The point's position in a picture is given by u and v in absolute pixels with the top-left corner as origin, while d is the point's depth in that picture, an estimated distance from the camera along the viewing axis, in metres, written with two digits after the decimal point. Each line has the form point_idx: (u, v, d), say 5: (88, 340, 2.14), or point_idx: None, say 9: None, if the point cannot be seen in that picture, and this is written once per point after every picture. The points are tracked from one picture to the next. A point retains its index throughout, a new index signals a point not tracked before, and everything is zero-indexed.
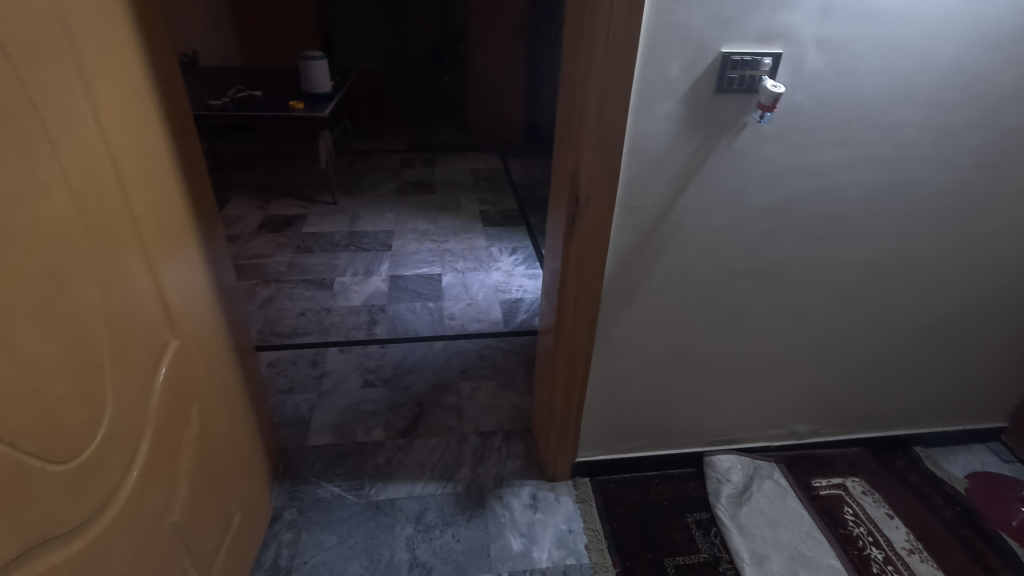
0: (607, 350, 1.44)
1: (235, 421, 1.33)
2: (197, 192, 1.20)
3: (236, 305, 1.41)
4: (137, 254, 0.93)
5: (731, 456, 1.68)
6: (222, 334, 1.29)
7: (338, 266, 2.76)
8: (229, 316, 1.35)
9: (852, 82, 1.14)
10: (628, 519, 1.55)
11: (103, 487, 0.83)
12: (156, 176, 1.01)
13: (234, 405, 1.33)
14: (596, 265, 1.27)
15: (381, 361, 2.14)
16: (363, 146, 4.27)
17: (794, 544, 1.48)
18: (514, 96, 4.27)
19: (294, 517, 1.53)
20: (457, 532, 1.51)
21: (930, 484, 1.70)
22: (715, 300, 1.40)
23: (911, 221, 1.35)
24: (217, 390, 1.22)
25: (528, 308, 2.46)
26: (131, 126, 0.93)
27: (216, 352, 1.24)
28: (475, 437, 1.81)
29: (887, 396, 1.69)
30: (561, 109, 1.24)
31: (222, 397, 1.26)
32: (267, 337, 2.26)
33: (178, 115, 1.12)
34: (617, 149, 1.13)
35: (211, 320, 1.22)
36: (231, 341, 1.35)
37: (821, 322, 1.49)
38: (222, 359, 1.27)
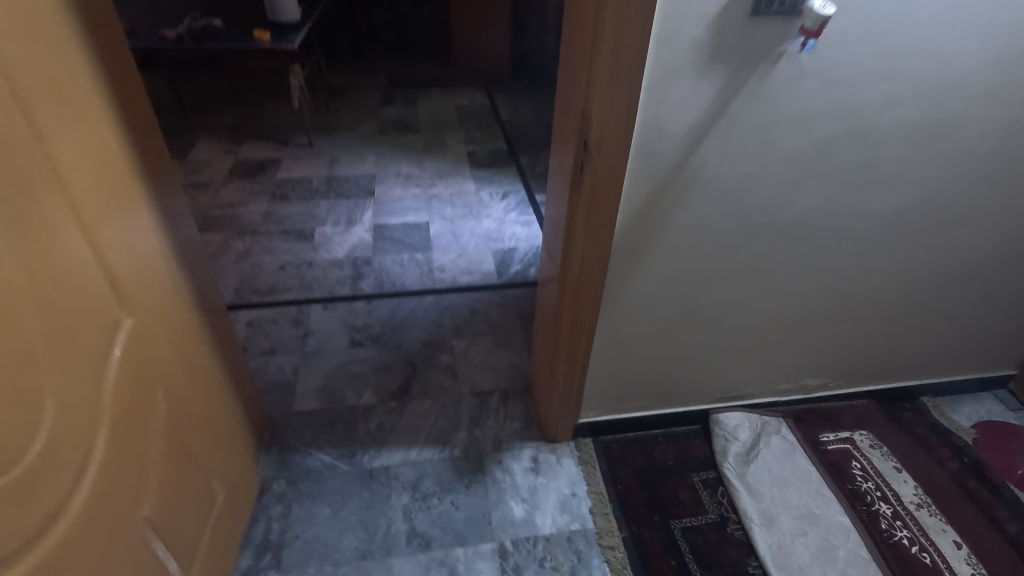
0: (616, 309, 1.33)
1: (212, 396, 1.21)
2: (143, 140, 1.02)
3: (203, 267, 1.26)
4: (70, 219, 0.77)
5: (739, 413, 1.62)
6: (188, 302, 1.15)
7: (319, 215, 2.58)
8: (195, 282, 1.20)
9: (908, 4, 0.97)
10: (634, 481, 1.50)
11: (54, 493, 0.72)
12: (87, 123, 0.84)
13: (210, 379, 1.21)
14: (607, 220, 1.14)
15: (369, 319, 2.01)
16: (339, 82, 3.96)
17: (802, 503, 1.45)
18: (500, 25, 3.93)
19: (284, 490, 1.45)
20: (456, 500, 1.44)
21: (937, 435, 1.67)
22: (733, 254, 1.28)
23: (952, 164, 1.22)
24: (187, 364, 1.10)
25: (522, 258, 2.32)
26: (46, 60, 0.75)
27: (183, 323, 1.10)
28: (471, 398, 1.72)
29: (902, 349, 1.62)
30: (568, 38, 1.06)
31: (196, 374, 1.14)
32: (245, 295, 2.11)
33: (112, 47, 0.93)
34: (634, 86, 0.97)
35: (173, 287, 1.07)
36: (200, 308, 1.21)
37: (843, 275, 1.39)
38: (190, 329, 1.13)
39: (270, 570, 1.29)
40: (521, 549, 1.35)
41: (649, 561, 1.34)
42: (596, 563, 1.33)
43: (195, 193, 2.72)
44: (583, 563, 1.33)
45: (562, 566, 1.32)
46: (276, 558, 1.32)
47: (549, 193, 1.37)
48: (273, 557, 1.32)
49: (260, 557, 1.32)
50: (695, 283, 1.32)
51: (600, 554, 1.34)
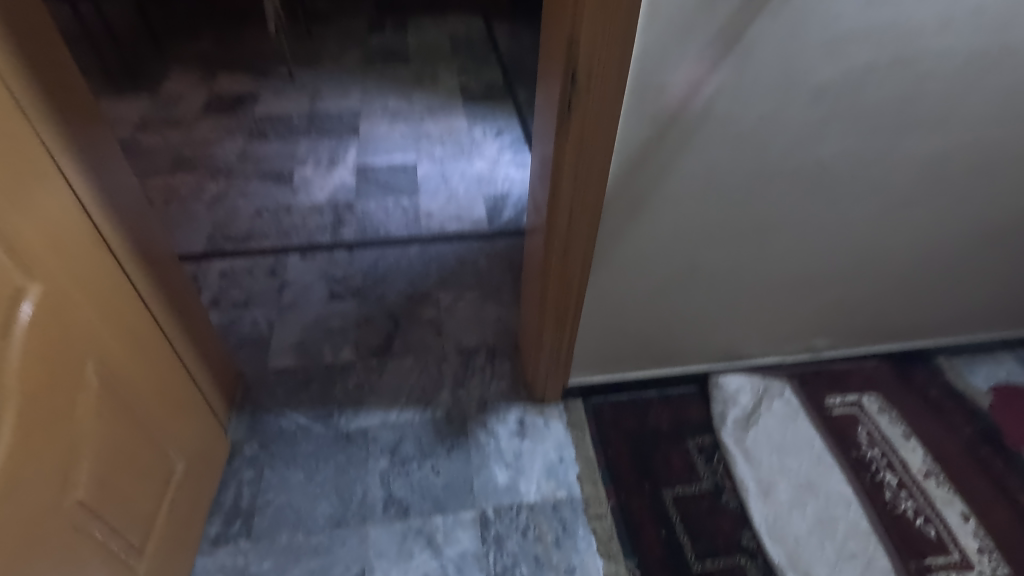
0: (609, 266, 1.20)
1: (163, 363, 1.11)
2: (48, 72, 0.86)
3: (145, 220, 1.12)
4: None
5: (740, 375, 1.51)
6: (124, 260, 1.02)
7: (298, 155, 2.40)
8: (135, 237, 1.07)
9: None
10: (625, 447, 1.42)
11: None
12: None
13: (160, 344, 1.10)
14: (599, 168, 0.99)
15: (349, 270, 1.89)
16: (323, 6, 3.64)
17: (803, 471, 1.36)
18: None
19: (255, 453, 1.38)
20: (436, 465, 1.37)
21: (951, 399, 1.56)
22: (742, 207, 1.13)
23: (1006, 102, 1.04)
24: (126, 331, 0.99)
25: (515, 203, 2.16)
26: None
27: (118, 285, 0.98)
28: (455, 356, 1.62)
29: (922, 308, 1.48)
30: None
31: (139, 339, 1.03)
32: (218, 243, 1.98)
33: None
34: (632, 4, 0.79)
35: (101, 245, 0.94)
36: (143, 266, 1.09)
37: (865, 230, 1.24)
38: (129, 292, 1.02)
39: (240, 537, 1.24)
40: (503, 518, 1.28)
41: (637, 531, 1.27)
42: (582, 533, 1.26)
43: (166, 130, 2.53)
44: (567, 533, 1.26)
45: (545, 536, 1.26)
46: (246, 525, 1.26)
47: (536, 134, 1.20)
48: (242, 523, 1.26)
49: (230, 524, 1.26)
50: (697, 239, 1.18)
51: (586, 524, 1.28)
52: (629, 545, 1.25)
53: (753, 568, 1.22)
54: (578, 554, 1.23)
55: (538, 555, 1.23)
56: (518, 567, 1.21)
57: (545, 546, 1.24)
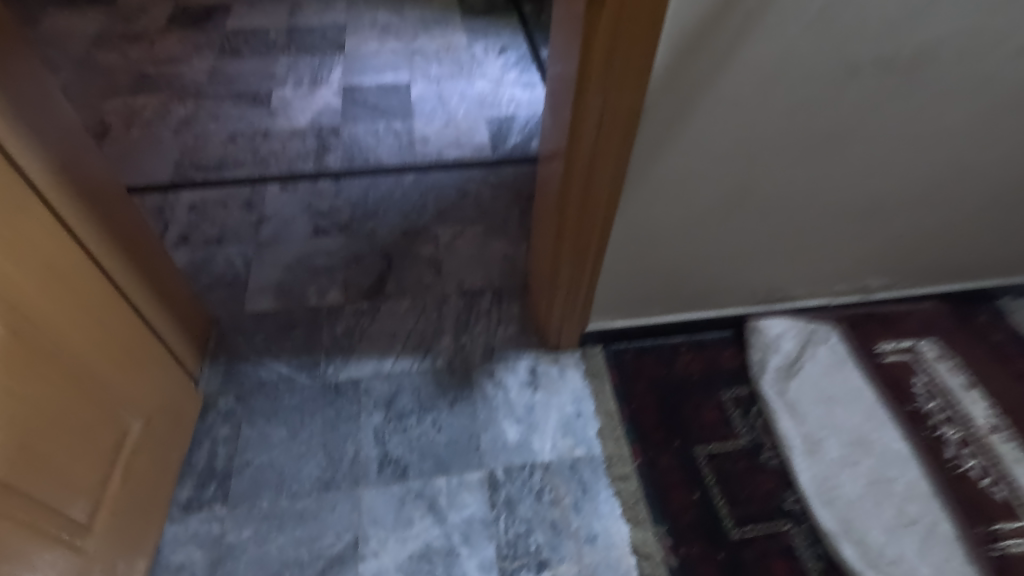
0: (644, 188, 0.99)
1: (109, 307, 0.92)
2: None
3: (72, 129, 0.90)
4: None
5: (783, 319, 1.32)
6: (43, 176, 0.81)
7: (276, 74, 2.12)
8: (60, 149, 0.85)
9: None
10: (651, 399, 1.25)
11: None
12: None
13: (103, 286, 0.91)
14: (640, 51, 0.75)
15: (336, 202, 1.67)
16: None
17: (854, 427, 1.20)
18: None
19: (232, 408, 1.21)
20: (437, 420, 1.21)
21: (1017, 344, 1.38)
22: (816, 109, 0.90)
23: None
24: (49, 267, 0.79)
25: (522, 128, 1.91)
26: None
27: (35, 209, 0.78)
28: (457, 298, 1.43)
29: (997, 242, 1.28)
30: None
31: (68, 279, 0.83)
32: (188, 172, 1.75)
33: None
34: None
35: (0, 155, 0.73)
36: (74, 186, 0.88)
37: (957, 142, 1.01)
38: (52, 218, 0.81)
39: (215, 502, 1.08)
40: (514, 480, 1.13)
41: (667, 494, 1.11)
42: (604, 496, 1.11)
43: (126, 46, 2.24)
44: (588, 497, 1.11)
45: (563, 500, 1.10)
46: (222, 488, 1.10)
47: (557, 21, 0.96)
48: (218, 487, 1.10)
49: (203, 487, 1.10)
50: (755, 152, 0.96)
51: (608, 486, 1.12)
52: (658, 509, 1.09)
53: (800, 535, 1.07)
54: (600, 519, 1.08)
55: (556, 521, 1.08)
56: (533, 534, 1.06)
57: (563, 511, 1.09)
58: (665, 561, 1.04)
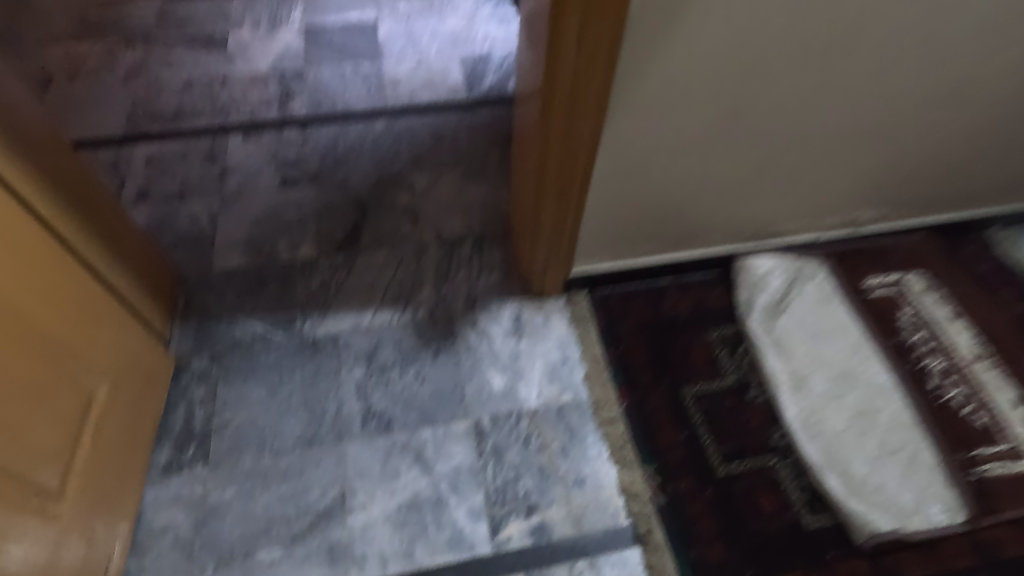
0: (632, 100, 0.90)
1: (59, 273, 0.87)
2: None
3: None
4: None
5: (773, 256, 1.29)
6: None
7: (230, 14, 1.96)
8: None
9: None
10: (638, 341, 1.23)
11: None
12: None
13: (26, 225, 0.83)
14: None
15: (302, 148, 1.58)
16: None
17: (840, 361, 1.19)
18: None
19: (207, 367, 1.17)
20: (421, 372, 1.18)
21: (1001, 274, 1.36)
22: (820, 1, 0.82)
23: None
24: None
25: (499, 65, 1.78)
26: None
27: None
28: (437, 246, 1.38)
29: (984, 170, 1.25)
30: None
31: (13, 250, 0.79)
32: (142, 124, 1.64)
33: None
34: None
35: None
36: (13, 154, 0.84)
37: (965, 42, 0.95)
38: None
39: (195, 463, 1.06)
40: (500, 428, 1.11)
41: (655, 433, 1.11)
42: (592, 440, 1.11)
43: None
44: (575, 441, 1.10)
45: (550, 445, 1.10)
46: (201, 449, 1.07)
47: None
48: (198, 447, 1.08)
49: (182, 449, 1.07)
50: (764, 36, 0.85)
51: (596, 429, 1.12)
52: (645, 449, 1.09)
53: (785, 469, 1.08)
54: (588, 462, 1.08)
55: (543, 466, 1.07)
56: (521, 480, 1.06)
57: (551, 457, 1.08)
58: (653, 500, 1.04)
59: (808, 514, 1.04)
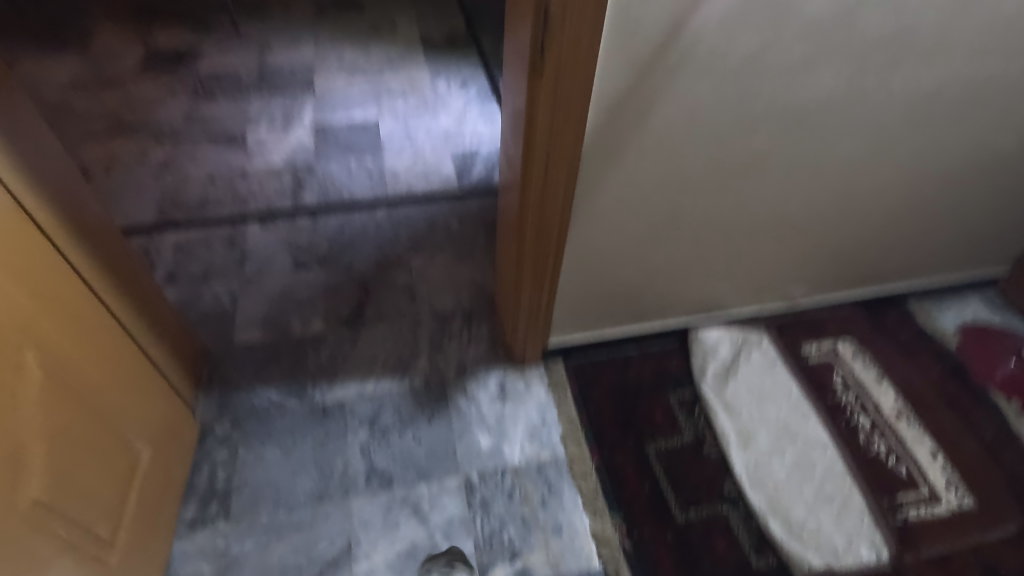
0: (589, 210, 1.13)
1: (125, 355, 1.04)
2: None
3: (89, 203, 1.04)
4: None
5: (720, 327, 1.51)
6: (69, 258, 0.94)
7: (249, 115, 2.23)
8: (84, 227, 1.00)
9: None
10: (607, 403, 1.41)
11: None
12: None
13: (103, 313, 1.00)
14: (571, 133, 0.94)
15: (313, 234, 1.80)
16: None
17: (781, 419, 1.38)
18: None
19: (228, 432, 1.33)
20: (417, 433, 1.34)
21: (921, 340, 1.57)
22: (731, 142, 1.06)
23: (988, 39, 1.00)
24: (81, 330, 0.93)
25: (486, 160, 2.05)
26: None
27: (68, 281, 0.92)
28: (431, 321, 1.58)
29: (893, 255, 1.49)
30: None
31: (95, 338, 0.96)
32: (170, 213, 1.86)
33: None
34: None
35: (44, 245, 0.87)
36: (98, 259, 1.03)
37: (859, 165, 1.19)
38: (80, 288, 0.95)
39: (218, 519, 1.20)
40: (488, 483, 1.27)
41: (622, 486, 1.27)
42: (568, 492, 1.26)
43: (101, 91, 2.32)
44: (553, 494, 1.26)
45: (531, 498, 1.25)
46: (224, 506, 1.22)
47: (504, 104, 1.17)
48: (220, 504, 1.22)
49: (207, 506, 1.22)
50: (691, 166, 1.09)
51: (571, 483, 1.28)
52: (614, 500, 1.25)
53: (736, 516, 1.24)
54: (565, 512, 1.24)
55: (525, 516, 1.23)
56: (506, 529, 1.21)
57: (532, 508, 1.24)
58: (621, 545, 1.19)
59: (755, 555, 1.20)
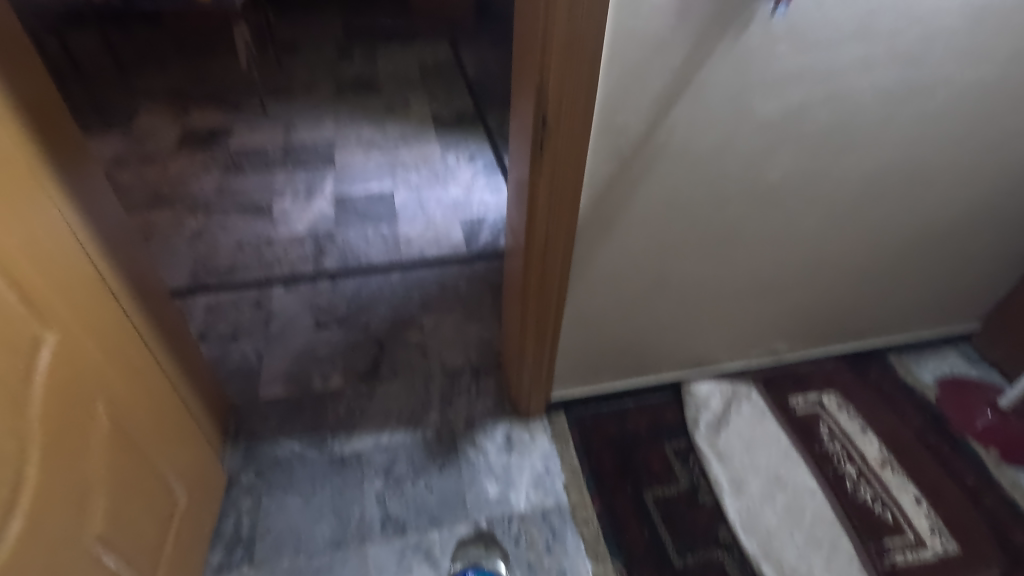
0: (585, 275, 1.27)
1: (170, 406, 1.16)
2: (63, 148, 0.94)
3: (148, 273, 1.19)
4: None
5: (711, 381, 1.62)
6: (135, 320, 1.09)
7: (275, 187, 2.44)
8: (143, 291, 1.15)
9: None
10: (607, 453, 1.50)
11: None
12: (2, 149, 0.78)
13: (156, 370, 1.12)
14: (566, 210, 1.10)
15: (332, 296, 1.95)
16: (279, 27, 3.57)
17: (772, 468, 1.46)
18: None
19: (253, 481, 1.43)
20: (429, 482, 1.43)
21: (902, 393, 1.67)
22: (708, 216, 1.21)
23: (923, 128, 1.17)
24: (139, 383, 1.05)
25: (492, 227, 2.22)
26: None
27: (132, 340, 1.05)
28: (442, 376, 1.69)
29: (868, 313, 1.61)
30: (520, 15, 1.00)
31: (150, 391, 1.08)
32: (202, 277, 2.02)
33: (30, 78, 0.88)
34: (593, 70, 0.90)
35: (117, 308, 1.02)
36: (154, 321, 1.17)
37: (824, 236, 1.34)
38: (140, 346, 1.08)
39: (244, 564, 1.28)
40: (496, 530, 1.35)
41: (622, 532, 1.35)
42: (571, 538, 1.34)
43: (140, 167, 2.55)
44: (557, 540, 1.34)
45: (537, 543, 1.33)
46: (248, 552, 1.30)
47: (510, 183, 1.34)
48: (245, 550, 1.30)
49: (233, 552, 1.30)
50: (675, 237, 1.24)
51: (574, 530, 1.36)
52: (615, 546, 1.33)
53: (730, 561, 1.32)
54: (568, 557, 1.31)
55: (531, 562, 1.30)
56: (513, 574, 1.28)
57: (537, 553, 1.32)
58: None
59: None
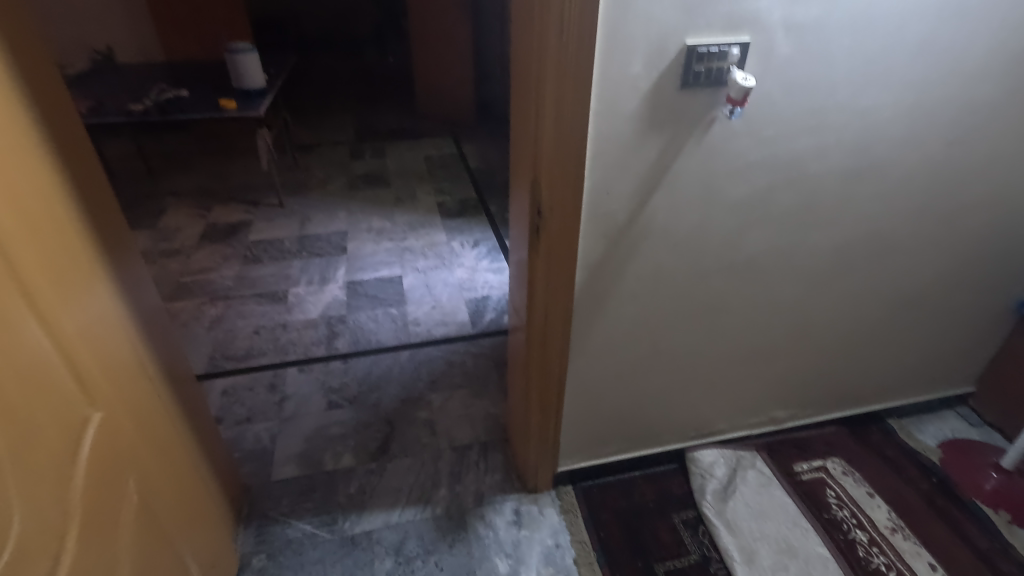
0: (584, 348, 1.35)
1: (190, 486, 1.21)
2: (116, 247, 1.07)
3: (180, 359, 1.28)
4: (49, 336, 0.81)
5: (715, 450, 1.65)
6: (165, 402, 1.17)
7: (290, 275, 2.58)
8: (174, 375, 1.23)
9: (822, 84, 1.08)
10: (616, 526, 1.51)
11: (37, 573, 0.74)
12: (71, 250, 0.91)
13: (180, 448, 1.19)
14: (563, 288, 1.20)
15: (344, 377, 2.02)
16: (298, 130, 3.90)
17: (782, 536, 1.47)
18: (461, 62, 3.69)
19: (264, 564, 1.43)
20: (440, 560, 1.44)
21: (906, 457, 1.69)
22: (693, 289, 1.32)
23: (881, 204, 1.30)
24: (165, 462, 1.11)
25: (496, 306, 2.33)
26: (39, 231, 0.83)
27: (162, 421, 1.12)
28: (450, 453, 1.73)
29: (861, 378, 1.67)
30: (515, 123, 1.15)
31: (173, 470, 1.14)
32: (220, 362, 2.11)
33: (96, 189, 1.03)
34: (578, 166, 1.04)
35: (151, 391, 1.10)
36: (181, 403, 1.25)
37: (804, 304, 1.44)
38: (168, 426, 1.15)
39: None
40: None
41: None
42: None
43: (165, 260, 2.71)
44: None
45: None
46: None
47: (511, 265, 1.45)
48: None
49: None
50: (664, 309, 1.34)
51: None
52: None
53: None
54: None
55: None
56: None
57: None
58: None
59: None
